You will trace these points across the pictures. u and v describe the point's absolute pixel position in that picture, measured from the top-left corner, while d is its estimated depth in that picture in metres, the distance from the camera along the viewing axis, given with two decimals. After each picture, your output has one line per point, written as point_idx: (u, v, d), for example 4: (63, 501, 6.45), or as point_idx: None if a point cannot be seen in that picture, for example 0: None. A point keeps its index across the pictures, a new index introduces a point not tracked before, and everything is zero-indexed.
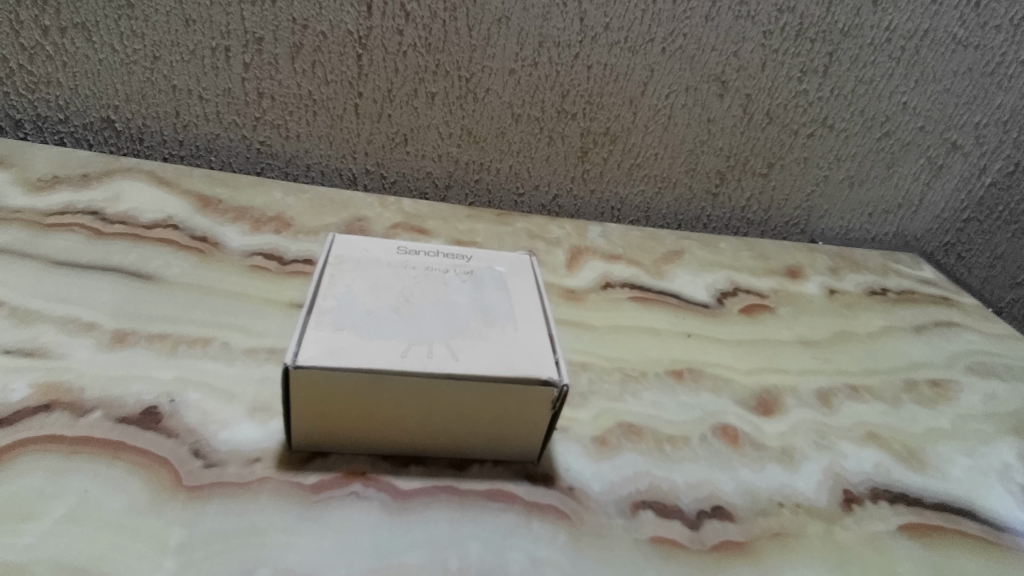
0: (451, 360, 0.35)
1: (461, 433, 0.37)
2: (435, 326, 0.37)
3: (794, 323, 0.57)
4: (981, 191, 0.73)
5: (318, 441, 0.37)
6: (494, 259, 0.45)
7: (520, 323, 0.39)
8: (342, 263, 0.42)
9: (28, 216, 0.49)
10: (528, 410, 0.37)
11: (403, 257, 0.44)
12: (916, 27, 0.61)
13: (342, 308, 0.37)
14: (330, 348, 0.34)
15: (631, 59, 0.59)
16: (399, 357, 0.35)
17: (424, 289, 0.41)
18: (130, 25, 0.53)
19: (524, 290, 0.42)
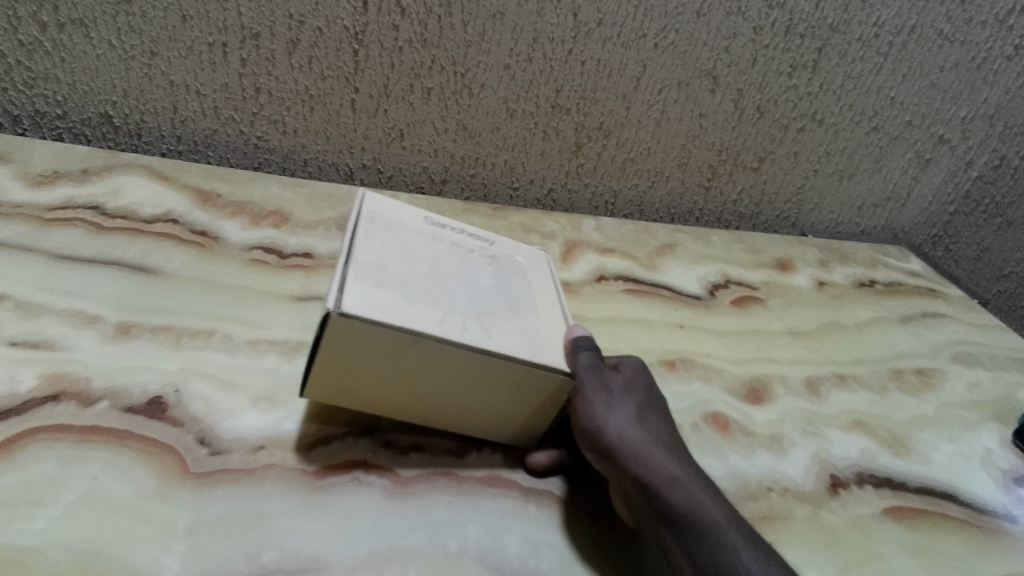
0: (481, 336, 0.36)
1: (474, 411, 0.38)
2: (463, 302, 0.38)
3: (783, 314, 0.59)
4: (968, 184, 0.75)
5: (333, 399, 0.37)
6: (514, 249, 0.46)
7: (540, 314, 0.40)
8: (374, 220, 0.42)
9: (29, 211, 0.50)
10: (550, 391, 0.37)
11: (431, 228, 0.44)
12: (904, 23, 0.62)
13: (378, 265, 0.37)
14: (369, 303, 0.34)
15: (624, 55, 0.60)
16: (435, 325, 0.35)
17: (451, 264, 0.41)
18: (127, 21, 0.54)
19: (541, 284, 0.44)
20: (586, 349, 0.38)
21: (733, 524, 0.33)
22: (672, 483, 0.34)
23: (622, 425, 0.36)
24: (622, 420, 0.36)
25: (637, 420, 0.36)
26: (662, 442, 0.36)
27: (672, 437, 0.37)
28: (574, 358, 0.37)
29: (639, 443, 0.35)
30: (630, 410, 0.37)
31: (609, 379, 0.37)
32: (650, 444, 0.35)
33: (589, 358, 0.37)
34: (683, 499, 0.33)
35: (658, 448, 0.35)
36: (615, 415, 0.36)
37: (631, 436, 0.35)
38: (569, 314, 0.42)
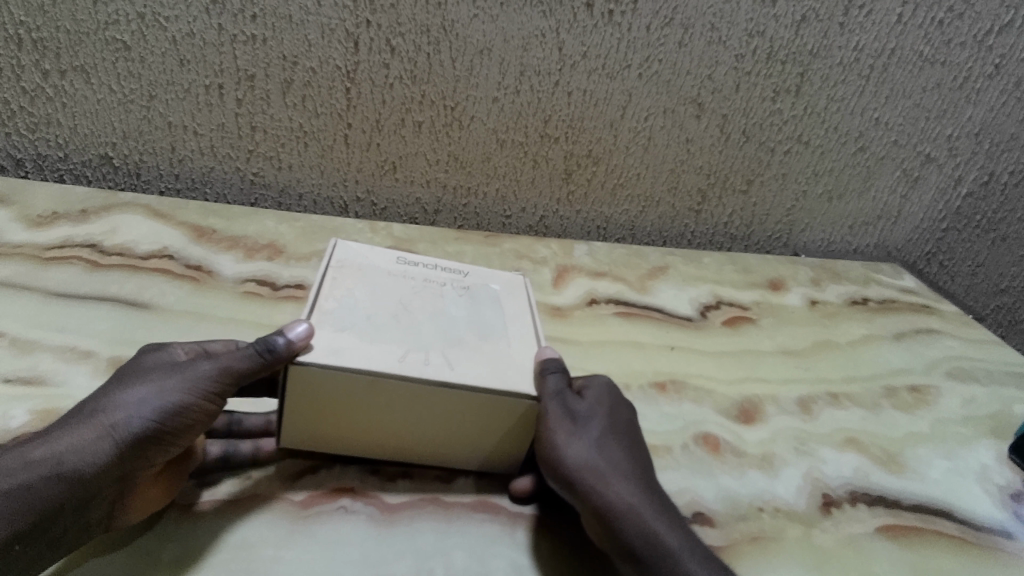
0: (446, 369, 0.36)
1: (450, 439, 0.38)
2: (430, 337, 0.39)
3: (776, 334, 0.59)
4: (958, 201, 0.75)
5: (310, 444, 0.39)
6: (491, 277, 0.46)
7: (513, 340, 0.41)
8: (345, 266, 0.43)
9: (28, 251, 0.51)
10: (520, 417, 0.38)
11: (403, 266, 0.45)
12: (883, 47, 0.63)
13: (341, 311, 0.39)
14: (329, 347, 0.36)
15: (609, 85, 0.61)
16: (396, 361, 0.36)
17: (421, 300, 0.42)
18: (126, 66, 0.55)
19: (518, 309, 0.44)
20: (553, 373, 0.38)
21: (689, 553, 0.34)
22: (633, 513, 0.34)
23: (583, 453, 0.35)
24: (584, 449, 0.36)
25: (600, 447, 0.36)
26: (624, 466, 0.36)
27: (635, 461, 0.37)
28: (541, 382, 0.37)
29: (600, 473, 0.35)
30: (592, 438, 0.36)
31: (572, 406, 0.37)
32: (611, 472, 0.35)
33: (555, 383, 0.37)
34: (640, 526, 0.34)
35: (620, 475, 0.35)
36: (578, 442, 0.36)
37: (593, 463, 0.35)
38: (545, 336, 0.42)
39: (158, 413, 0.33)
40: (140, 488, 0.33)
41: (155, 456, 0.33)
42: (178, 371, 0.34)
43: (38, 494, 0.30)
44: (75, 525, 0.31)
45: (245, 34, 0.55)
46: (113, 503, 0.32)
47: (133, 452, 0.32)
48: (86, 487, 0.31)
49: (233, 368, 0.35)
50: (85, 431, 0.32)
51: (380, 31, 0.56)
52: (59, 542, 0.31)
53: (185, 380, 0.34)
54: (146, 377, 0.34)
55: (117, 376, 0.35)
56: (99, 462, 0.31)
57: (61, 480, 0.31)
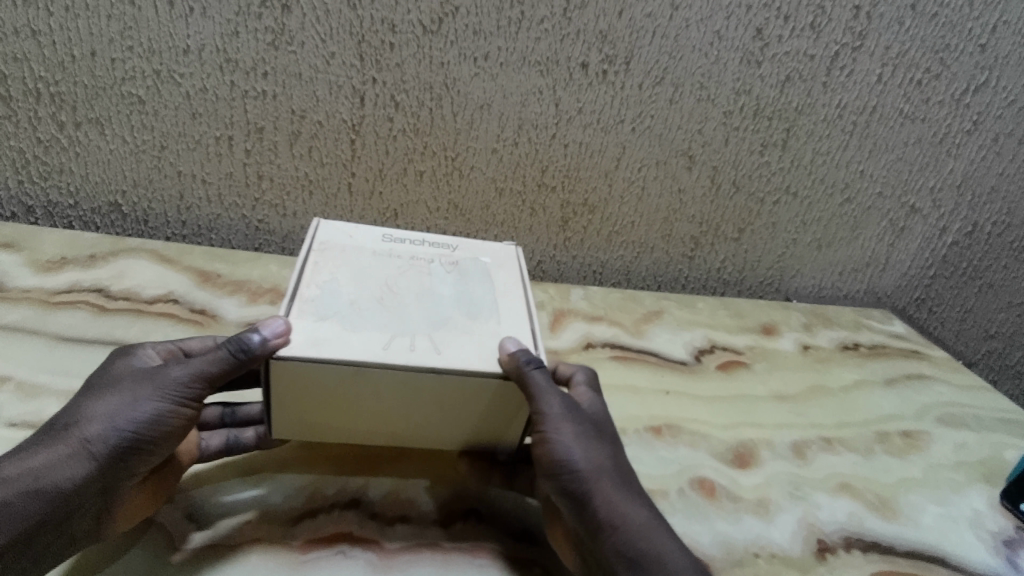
0: (434, 353, 0.37)
1: (439, 418, 0.39)
2: (418, 319, 0.39)
3: (768, 378, 0.60)
4: (944, 249, 0.78)
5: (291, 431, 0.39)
6: (479, 251, 0.48)
7: (502, 317, 0.41)
8: (326, 250, 0.44)
9: (36, 295, 0.53)
10: (506, 395, 0.38)
11: (389, 246, 0.46)
12: (866, 104, 0.66)
13: (323, 298, 0.39)
14: (310, 338, 0.36)
15: (604, 138, 0.64)
16: (382, 349, 0.36)
17: (408, 280, 0.43)
18: (140, 119, 0.58)
19: (506, 282, 0.45)
20: (537, 368, 0.36)
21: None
22: (640, 528, 0.36)
23: (596, 463, 0.37)
24: (598, 459, 0.37)
25: (610, 460, 0.38)
26: (616, 475, 0.37)
27: (635, 480, 0.39)
28: (528, 382, 0.36)
29: (612, 484, 0.37)
30: (603, 450, 0.38)
31: (585, 418, 0.39)
32: (620, 485, 0.37)
33: (542, 382, 0.36)
34: (638, 539, 0.35)
35: (628, 490, 0.37)
36: (592, 451, 0.37)
37: (605, 474, 0.37)
38: (535, 311, 0.43)
39: (137, 424, 0.34)
40: (123, 499, 0.35)
41: (135, 467, 0.35)
42: (152, 380, 0.35)
43: (16, 512, 0.31)
44: (61, 540, 0.33)
45: (256, 90, 0.57)
46: (96, 515, 0.34)
47: (112, 464, 0.33)
48: (66, 503, 0.32)
49: (207, 372, 0.36)
50: (62, 447, 0.33)
51: (385, 88, 0.58)
52: (44, 559, 0.33)
53: (160, 390, 0.35)
54: (120, 389, 0.35)
55: (91, 388, 0.36)
56: (78, 476, 0.33)
57: (39, 495, 0.32)
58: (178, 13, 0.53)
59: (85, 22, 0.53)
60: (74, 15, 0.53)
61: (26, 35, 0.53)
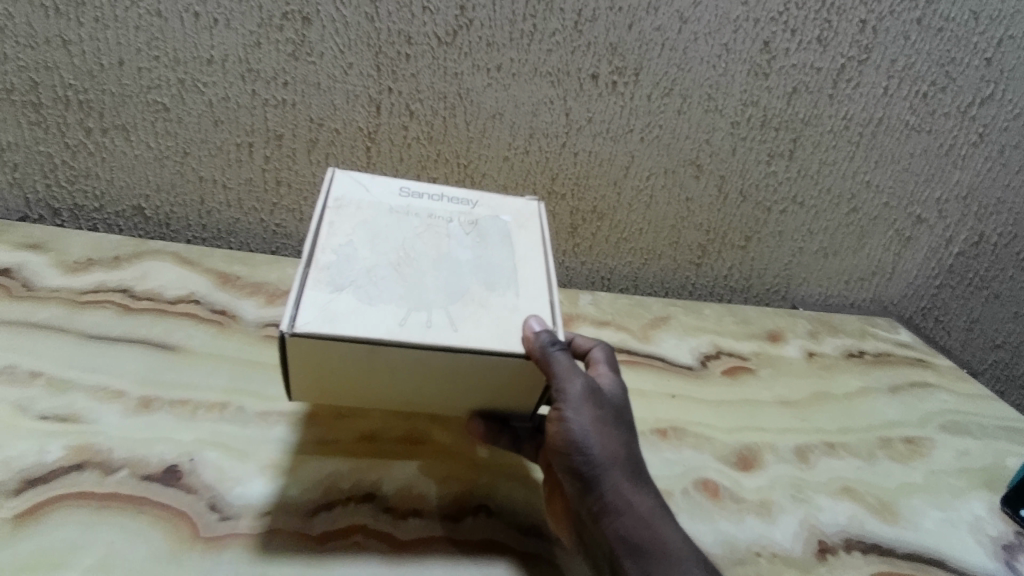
0: (450, 330, 0.38)
1: (452, 385, 0.41)
2: (434, 291, 0.40)
3: (774, 384, 0.61)
4: (951, 259, 0.78)
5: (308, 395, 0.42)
6: (500, 207, 0.48)
7: (520, 288, 0.42)
8: (343, 206, 0.44)
9: (64, 294, 0.54)
10: (517, 371, 0.39)
11: (406, 201, 0.46)
12: (871, 116, 0.67)
13: (338, 264, 0.40)
14: (324, 313, 0.37)
15: (613, 147, 0.65)
16: (397, 325, 0.37)
17: (426, 242, 0.43)
18: (164, 126, 0.60)
19: (526, 244, 0.45)
20: (560, 349, 0.37)
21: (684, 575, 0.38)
22: (643, 516, 0.39)
23: (611, 452, 0.39)
24: (612, 447, 0.39)
25: (623, 447, 0.39)
26: (627, 461, 0.39)
27: (643, 463, 0.41)
28: (550, 364, 0.37)
29: (623, 473, 0.39)
30: (618, 436, 0.39)
31: (603, 403, 0.40)
32: (630, 474, 0.39)
33: (564, 363, 0.37)
34: (641, 527, 0.38)
35: (636, 478, 0.39)
36: (608, 440, 0.39)
37: (618, 462, 0.39)
38: (554, 281, 0.43)
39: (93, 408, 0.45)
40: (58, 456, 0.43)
41: None
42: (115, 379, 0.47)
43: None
44: None
45: (276, 99, 0.59)
46: None
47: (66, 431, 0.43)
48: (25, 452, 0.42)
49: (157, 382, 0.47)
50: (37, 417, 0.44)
51: (400, 97, 0.60)
52: None
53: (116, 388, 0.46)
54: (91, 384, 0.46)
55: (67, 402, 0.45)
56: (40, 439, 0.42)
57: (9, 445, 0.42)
58: (204, 25, 0.55)
59: (114, 33, 0.55)
60: (104, 26, 0.55)
61: (57, 44, 0.55)
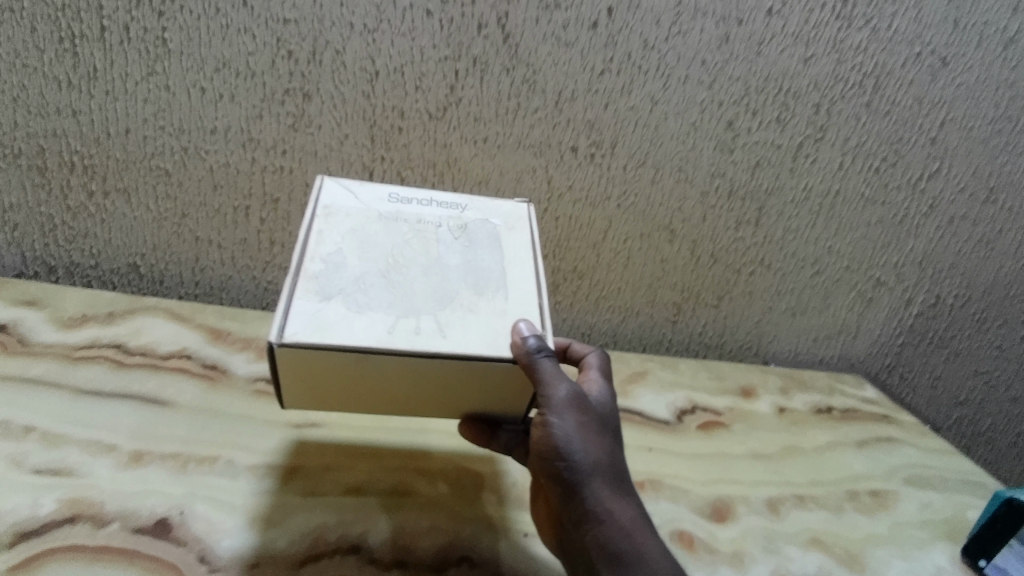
0: (437, 337, 0.40)
1: (439, 389, 0.43)
2: (422, 297, 0.42)
3: (746, 438, 0.63)
4: (911, 319, 0.83)
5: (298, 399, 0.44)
6: (488, 211, 0.50)
7: (507, 293, 0.44)
8: (332, 214, 0.46)
9: (59, 349, 0.56)
10: (501, 374, 0.41)
11: (395, 206, 0.48)
12: (829, 188, 0.72)
13: (327, 273, 0.42)
14: (313, 324, 0.39)
15: (591, 212, 0.70)
16: (386, 333, 0.39)
17: (415, 247, 0.46)
18: (165, 190, 0.63)
19: (513, 247, 0.48)
20: (546, 356, 0.40)
21: None
22: (622, 524, 0.41)
23: (593, 459, 0.41)
24: (594, 455, 0.42)
25: (606, 455, 0.42)
26: (609, 468, 0.42)
27: (627, 472, 0.43)
28: (535, 369, 0.39)
29: (604, 480, 0.41)
30: (601, 445, 0.42)
31: (588, 411, 0.42)
32: (612, 482, 0.42)
33: (550, 369, 0.39)
34: (620, 533, 0.41)
35: (617, 486, 0.42)
36: (592, 447, 0.42)
37: (600, 469, 0.41)
38: (543, 286, 0.45)
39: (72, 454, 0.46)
40: None
41: None
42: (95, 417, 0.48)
43: None
44: None
45: (274, 166, 0.63)
46: None
47: None
48: None
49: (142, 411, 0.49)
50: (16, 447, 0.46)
51: (392, 165, 0.64)
52: None
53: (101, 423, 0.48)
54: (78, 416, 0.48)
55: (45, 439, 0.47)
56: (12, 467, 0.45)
57: None
58: (209, 99, 0.60)
59: (123, 104, 0.59)
60: (114, 98, 0.59)
61: (68, 113, 0.59)
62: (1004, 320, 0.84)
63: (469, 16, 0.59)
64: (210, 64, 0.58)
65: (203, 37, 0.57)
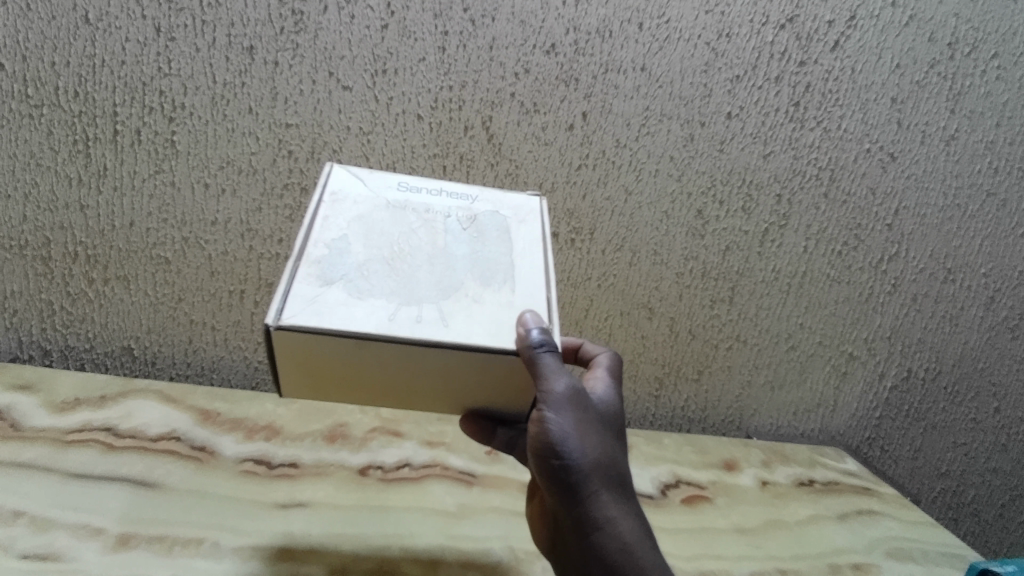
0: (440, 325, 0.40)
1: (438, 378, 0.42)
2: (426, 286, 0.42)
3: (730, 512, 0.64)
4: (886, 392, 0.85)
5: (295, 380, 0.43)
6: (499, 203, 0.50)
7: (515, 285, 0.44)
8: (339, 200, 0.46)
9: (50, 433, 0.57)
10: (505, 367, 0.41)
11: (404, 196, 0.48)
12: (796, 270, 0.77)
13: (330, 259, 0.42)
14: (312, 310, 0.39)
15: (573, 292, 0.73)
16: (387, 320, 0.39)
17: (422, 236, 0.45)
18: (164, 276, 0.66)
19: (522, 241, 0.48)
20: (548, 351, 0.39)
21: None
22: (616, 526, 0.42)
23: (591, 461, 0.42)
24: (592, 457, 0.42)
25: (603, 455, 0.42)
26: (606, 468, 0.42)
27: (623, 469, 0.44)
28: (536, 365, 0.39)
29: (600, 481, 0.42)
30: (599, 445, 0.42)
31: (586, 410, 0.42)
32: (608, 483, 0.42)
33: (551, 365, 0.39)
34: (613, 534, 0.42)
35: (612, 486, 0.43)
36: (590, 449, 0.42)
37: (597, 471, 0.42)
38: (552, 280, 0.45)
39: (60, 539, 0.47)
40: None
41: None
42: None
43: None
44: None
45: (271, 253, 0.67)
46: None
47: None
48: None
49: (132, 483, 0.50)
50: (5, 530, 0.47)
51: None
52: None
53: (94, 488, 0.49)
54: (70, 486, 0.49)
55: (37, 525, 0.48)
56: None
57: None
58: (212, 193, 0.65)
59: (129, 199, 0.64)
60: (121, 193, 0.64)
61: (75, 208, 0.63)
62: (976, 393, 0.87)
63: (456, 120, 0.67)
64: (215, 163, 0.64)
65: (210, 139, 0.64)
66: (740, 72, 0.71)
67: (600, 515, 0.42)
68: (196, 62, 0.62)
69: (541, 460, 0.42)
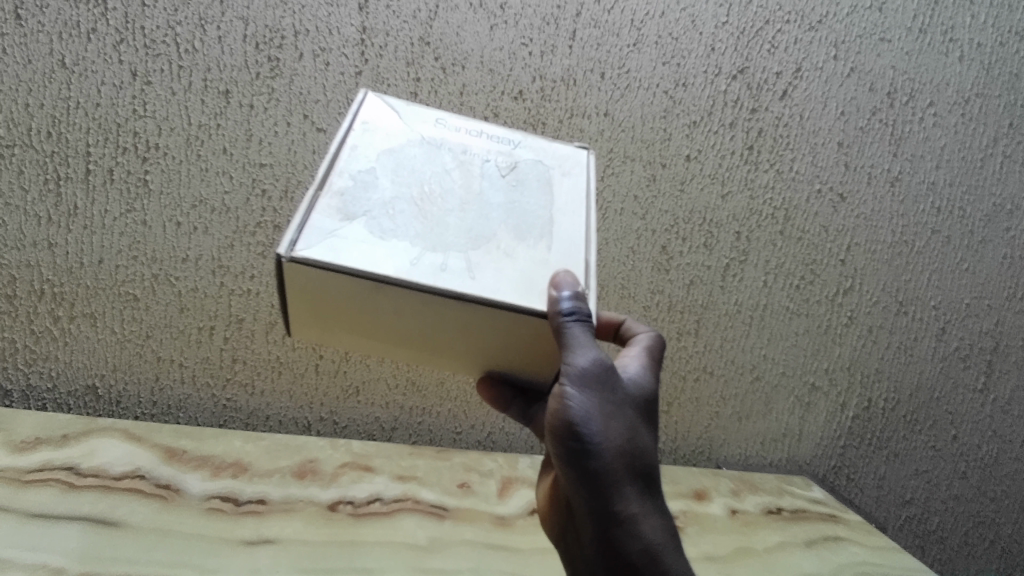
0: (465, 277, 0.38)
1: (454, 330, 0.42)
2: (455, 234, 0.40)
3: (700, 540, 0.65)
4: (849, 421, 0.86)
5: (306, 311, 0.42)
6: (547, 151, 0.46)
7: (553, 241, 0.42)
8: (370, 130, 0.43)
9: (9, 473, 0.54)
10: (528, 326, 0.40)
11: (442, 132, 0.45)
12: (757, 303, 0.80)
13: (353, 191, 0.40)
14: (326, 243, 0.38)
15: None
16: (408, 266, 0.38)
17: (456, 180, 0.43)
18: (132, 313, 0.65)
19: (565, 195, 0.45)
20: (577, 322, 0.38)
21: None
22: (634, 519, 0.42)
23: (610, 447, 0.41)
24: (612, 442, 0.41)
25: (625, 442, 0.42)
26: (627, 455, 0.42)
27: (647, 458, 0.43)
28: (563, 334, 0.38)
29: (621, 470, 0.41)
30: (621, 432, 0.42)
31: (611, 393, 0.42)
32: (629, 472, 0.42)
33: (578, 336, 0.38)
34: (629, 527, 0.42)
35: (633, 475, 0.42)
36: (610, 434, 0.41)
37: (617, 458, 0.41)
38: (593, 238, 0.43)
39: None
40: None
41: None
42: None
43: None
44: None
45: (242, 289, 0.67)
46: None
47: None
48: None
49: None
50: None
51: None
52: None
53: None
54: None
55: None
56: None
57: None
58: (184, 231, 0.66)
59: (98, 237, 0.64)
60: (91, 232, 0.64)
61: (44, 246, 0.63)
62: (934, 421, 0.89)
63: None
64: (187, 202, 0.66)
65: (183, 178, 0.66)
66: (698, 118, 0.78)
67: (618, 506, 0.42)
68: (171, 105, 0.66)
69: (559, 440, 0.42)
